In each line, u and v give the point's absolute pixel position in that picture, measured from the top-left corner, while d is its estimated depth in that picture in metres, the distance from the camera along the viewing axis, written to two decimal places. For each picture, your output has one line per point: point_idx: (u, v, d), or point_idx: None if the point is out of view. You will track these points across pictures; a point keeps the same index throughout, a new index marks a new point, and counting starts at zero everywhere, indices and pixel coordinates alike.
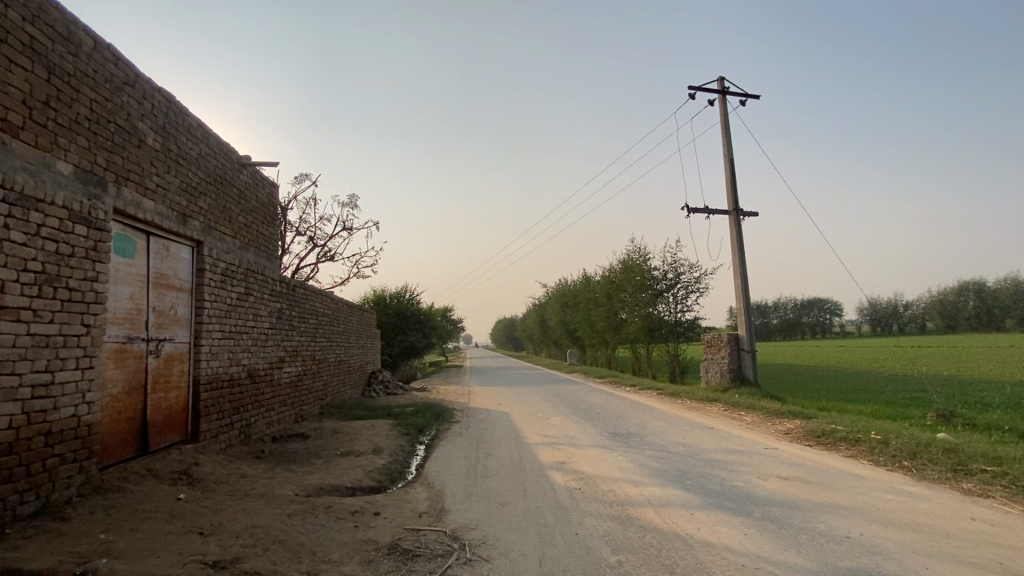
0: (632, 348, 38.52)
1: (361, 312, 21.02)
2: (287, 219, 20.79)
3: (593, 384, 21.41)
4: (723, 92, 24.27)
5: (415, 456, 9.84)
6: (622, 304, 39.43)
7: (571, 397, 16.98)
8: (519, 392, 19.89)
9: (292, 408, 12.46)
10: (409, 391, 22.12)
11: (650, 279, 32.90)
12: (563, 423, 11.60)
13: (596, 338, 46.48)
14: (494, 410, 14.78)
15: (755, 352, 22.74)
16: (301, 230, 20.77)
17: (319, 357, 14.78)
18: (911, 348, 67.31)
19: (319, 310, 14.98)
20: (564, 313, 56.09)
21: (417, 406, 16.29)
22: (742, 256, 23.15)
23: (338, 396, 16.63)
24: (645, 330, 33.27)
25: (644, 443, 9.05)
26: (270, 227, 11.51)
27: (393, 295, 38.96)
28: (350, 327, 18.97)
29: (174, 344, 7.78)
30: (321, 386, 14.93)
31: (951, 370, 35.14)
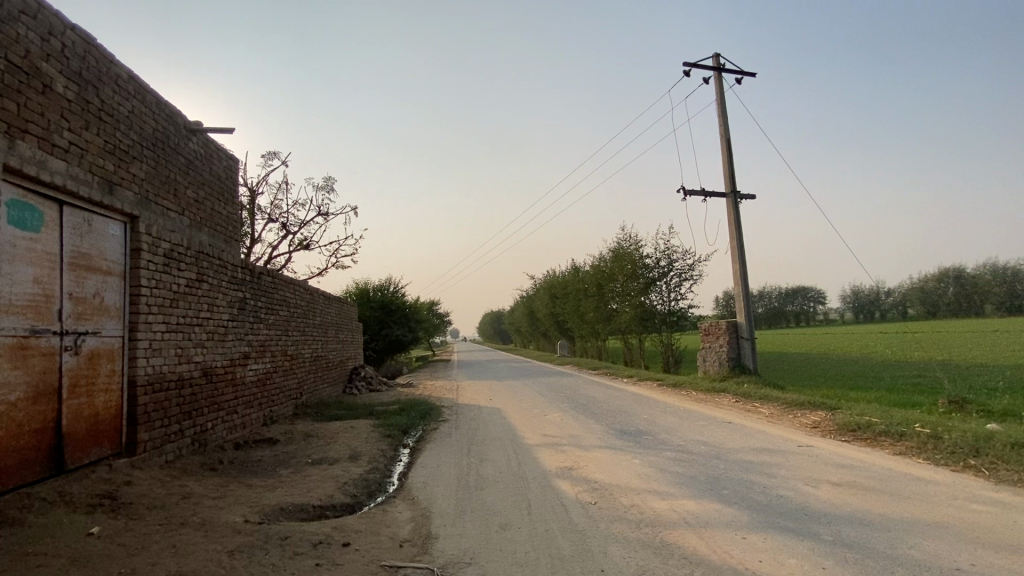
0: (624, 338, 37.57)
1: (340, 304, 19.61)
2: (255, 204, 19.16)
3: (588, 376, 20.33)
4: (718, 69, 23.17)
5: (397, 463, 8.61)
6: (613, 293, 38.40)
7: (567, 391, 15.86)
8: (511, 386, 18.71)
9: (260, 411, 11.13)
10: (393, 387, 20.77)
11: (642, 267, 31.85)
12: (563, 420, 10.46)
13: (587, 329, 45.45)
14: (485, 406, 13.59)
15: (755, 339, 21.86)
16: (272, 217, 19.13)
17: (291, 352, 13.41)
18: (896, 333, 67.74)
19: (290, 301, 13.58)
20: (553, 304, 54.97)
21: (401, 404, 15.00)
22: (740, 240, 22.21)
23: (315, 394, 15.28)
24: (638, 320, 32.29)
25: (660, 443, 7.95)
26: (228, 205, 10.09)
27: (376, 288, 37.35)
28: (328, 320, 17.57)
29: (100, 338, 6.42)
30: (295, 384, 13.57)
31: (944, 355, 34.88)
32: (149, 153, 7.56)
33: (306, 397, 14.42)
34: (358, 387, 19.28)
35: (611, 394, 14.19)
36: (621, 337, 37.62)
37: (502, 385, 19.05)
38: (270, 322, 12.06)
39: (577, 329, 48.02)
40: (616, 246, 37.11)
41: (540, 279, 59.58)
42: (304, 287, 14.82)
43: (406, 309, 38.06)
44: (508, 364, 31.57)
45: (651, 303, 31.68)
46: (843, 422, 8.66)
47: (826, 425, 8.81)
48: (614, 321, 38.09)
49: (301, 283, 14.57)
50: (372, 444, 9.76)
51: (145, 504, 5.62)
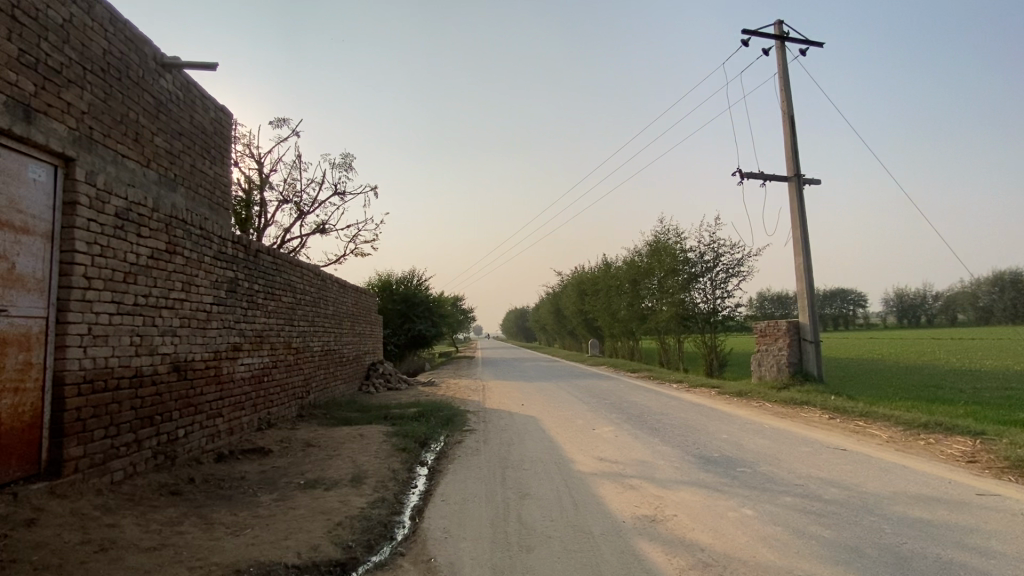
0: (660, 339, 35.14)
1: (358, 293, 17.87)
2: (268, 183, 17.53)
3: (628, 379, 18.20)
4: (781, 38, 20.58)
5: (412, 489, 6.67)
6: (649, 290, 35.96)
7: (610, 396, 13.79)
8: (543, 388, 16.73)
9: (254, 413, 9.41)
10: (413, 386, 19.00)
11: (683, 261, 29.37)
12: (619, 437, 8.40)
13: (619, 328, 43.05)
14: (518, 414, 11.64)
15: (819, 342, 19.31)
16: (285, 197, 17.47)
17: (298, 345, 11.69)
18: (950, 339, 63.30)
19: (297, 286, 11.85)
20: (582, 301, 52.71)
21: (421, 407, 13.14)
22: (803, 230, 19.72)
23: (326, 393, 13.58)
24: (678, 319, 29.87)
25: (766, 479, 5.84)
26: (214, 165, 8.33)
27: (399, 280, 35.82)
28: (343, 310, 15.87)
29: (6, 317, 4.70)
30: (301, 382, 11.85)
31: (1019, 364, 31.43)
32: (98, 82, 5.82)
33: (315, 396, 12.71)
34: (375, 386, 17.56)
35: (664, 402, 12.07)
36: (657, 337, 35.22)
37: (534, 387, 17.10)
38: (271, 309, 10.33)
39: (608, 328, 45.67)
40: (653, 240, 34.62)
41: (569, 275, 57.35)
42: (315, 271, 13.10)
43: (430, 304, 36.43)
44: (537, 363, 29.58)
45: (692, 301, 29.21)
46: (1011, 456, 6.41)
47: (985, 459, 6.56)
48: (650, 320, 35.68)
49: (311, 266, 12.86)
50: (382, 460, 7.88)
51: (32, 564, 3.76)
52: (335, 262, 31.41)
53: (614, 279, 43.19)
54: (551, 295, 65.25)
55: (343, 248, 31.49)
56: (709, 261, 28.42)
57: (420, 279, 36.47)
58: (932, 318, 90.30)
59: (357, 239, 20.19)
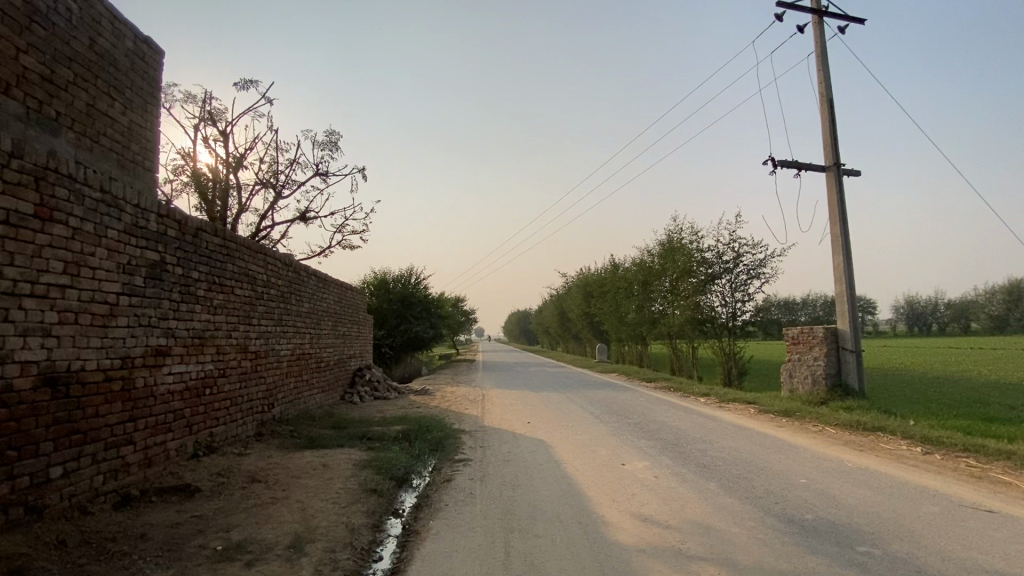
0: (672, 343, 33.00)
1: (342, 289, 15.84)
2: (243, 164, 15.44)
3: (646, 391, 16.11)
4: (819, 13, 18.49)
5: (373, 565, 4.62)
6: (661, 293, 33.85)
7: (630, 413, 11.73)
8: (550, 399, 14.65)
9: (189, 436, 7.37)
10: (404, 394, 16.95)
11: (700, 262, 27.24)
12: (657, 479, 6.36)
13: (627, 332, 40.93)
14: (522, 435, 9.59)
15: (860, 352, 17.18)
16: (262, 179, 15.40)
17: (258, 348, 9.63)
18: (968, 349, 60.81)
19: (259, 277, 9.81)
20: (588, 304, 50.62)
21: (408, 424, 11.07)
22: (843, 226, 17.62)
23: (296, 404, 11.53)
24: (692, 323, 27.73)
25: (910, 572, 3.78)
26: (129, 109, 6.33)
27: (395, 279, 33.79)
28: (323, 308, 13.84)
29: None
30: (262, 393, 9.80)
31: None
32: None
33: (281, 409, 10.65)
34: (360, 395, 15.48)
35: (699, 423, 9.99)
36: (669, 342, 33.14)
37: (539, 398, 15.07)
38: (221, 303, 8.29)
39: (615, 332, 43.53)
40: (666, 239, 32.51)
41: (574, 277, 55.32)
42: (284, 261, 11.05)
43: (428, 303, 34.41)
44: (541, 368, 27.53)
45: (709, 304, 27.09)
46: None
47: None
48: (661, 324, 33.60)
49: (280, 254, 10.81)
50: (342, 510, 5.83)
51: None
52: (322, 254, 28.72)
53: (622, 280, 41.09)
54: (554, 296, 63.18)
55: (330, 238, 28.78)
56: (728, 262, 26.28)
57: (418, 277, 34.46)
58: (945, 326, 87.77)
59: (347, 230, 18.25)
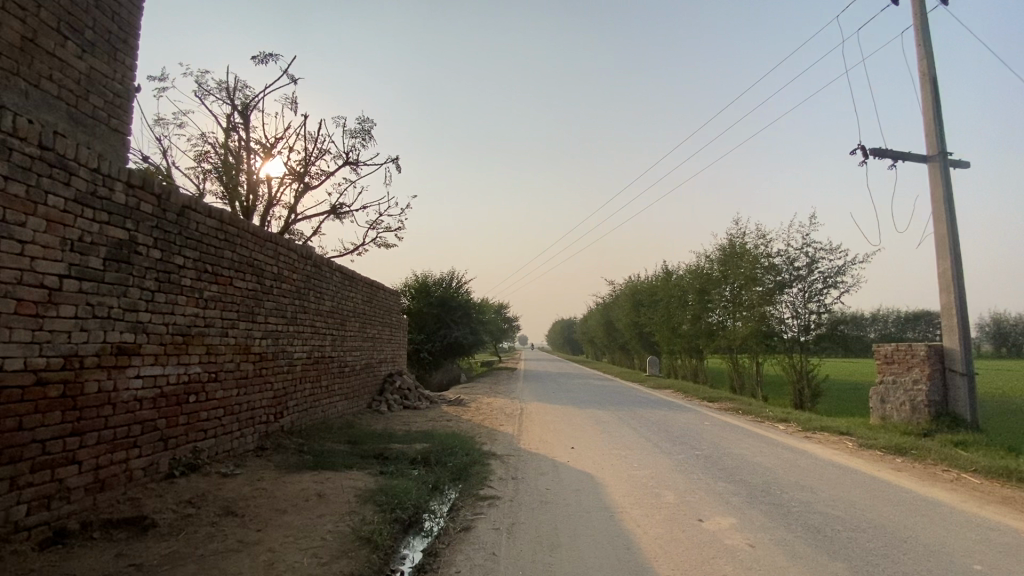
0: (732, 358, 30.19)
1: (373, 289, 14.66)
2: (272, 152, 14.52)
3: (710, 412, 14.05)
4: None
5: None
6: (720, 302, 31.18)
7: (695, 440, 9.81)
8: (597, 417, 12.85)
9: (164, 451, 6.17)
10: (437, 404, 15.63)
11: (767, 268, 24.91)
12: (750, 545, 4.62)
13: (681, 345, 38.19)
14: (565, 463, 7.97)
15: (973, 376, 14.21)
16: (290, 168, 14.51)
17: (264, 349, 8.44)
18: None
19: (269, 269, 8.65)
20: (637, 313, 48.03)
21: (432, 441, 9.62)
22: (950, 225, 14.88)
23: (312, 414, 10.30)
24: (761, 336, 25.24)
25: None
26: (89, 53, 5.17)
27: (436, 282, 32.81)
28: (349, 308, 12.65)
29: None
30: (268, 401, 8.60)
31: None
32: None
33: (292, 419, 9.42)
34: (387, 404, 14.17)
35: (786, 458, 8.04)
36: (729, 357, 30.38)
37: (584, 415, 13.32)
38: (214, 296, 7.12)
39: (668, 344, 40.82)
40: (728, 245, 29.99)
41: (623, 285, 52.85)
42: (302, 253, 9.90)
43: (469, 308, 33.22)
44: (588, 380, 25.61)
45: (778, 315, 24.49)
46: None
47: None
48: (720, 337, 30.89)
49: (297, 245, 9.66)
50: (324, 565, 4.44)
51: None
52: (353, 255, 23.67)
53: (676, 289, 38.43)
54: (602, 305, 60.76)
55: (363, 236, 23.74)
56: (801, 269, 23.61)
57: (459, 281, 33.36)
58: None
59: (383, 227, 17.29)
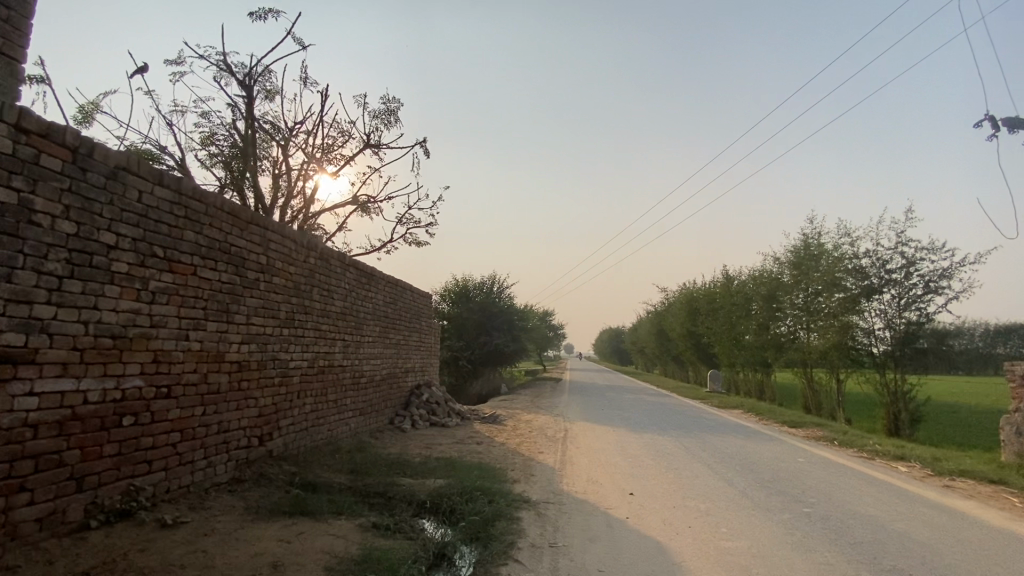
0: (807, 374, 26.80)
1: (399, 289, 13.01)
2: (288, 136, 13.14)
3: (799, 442, 11.49)
4: None
5: None
6: (791, 310, 27.89)
7: (794, 488, 7.43)
8: (658, 446, 10.58)
9: (76, 494, 4.60)
10: (470, 420, 13.80)
11: (851, 271, 21.86)
12: None
13: (744, 357, 34.81)
14: (624, 520, 5.91)
15: None
16: (307, 154, 13.10)
17: (245, 357, 6.84)
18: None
19: (254, 258, 7.04)
20: (693, 322, 44.73)
21: (451, 475, 7.72)
22: None
23: (314, 434, 8.66)
24: (844, 350, 22.01)
25: None
26: None
27: (477, 286, 31.27)
28: (368, 310, 11.00)
29: None
30: (250, 420, 6.99)
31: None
32: None
33: (284, 442, 7.80)
34: (410, 419, 12.41)
35: (945, 530, 5.63)
36: (802, 373, 27.07)
37: (641, 442, 11.09)
38: (167, 288, 5.55)
39: (729, 356, 37.43)
40: (801, 246, 26.82)
41: (677, 292, 49.62)
42: (303, 241, 8.28)
43: (512, 314, 31.50)
44: (641, 395, 23.16)
45: (866, 326, 21.23)
46: None
47: None
48: (791, 350, 27.58)
49: (295, 232, 8.05)
50: None
51: None
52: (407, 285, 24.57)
53: (740, 296, 35.23)
54: (653, 313, 57.51)
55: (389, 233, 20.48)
56: (895, 272, 20.25)
57: (501, 285, 31.71)
58: None
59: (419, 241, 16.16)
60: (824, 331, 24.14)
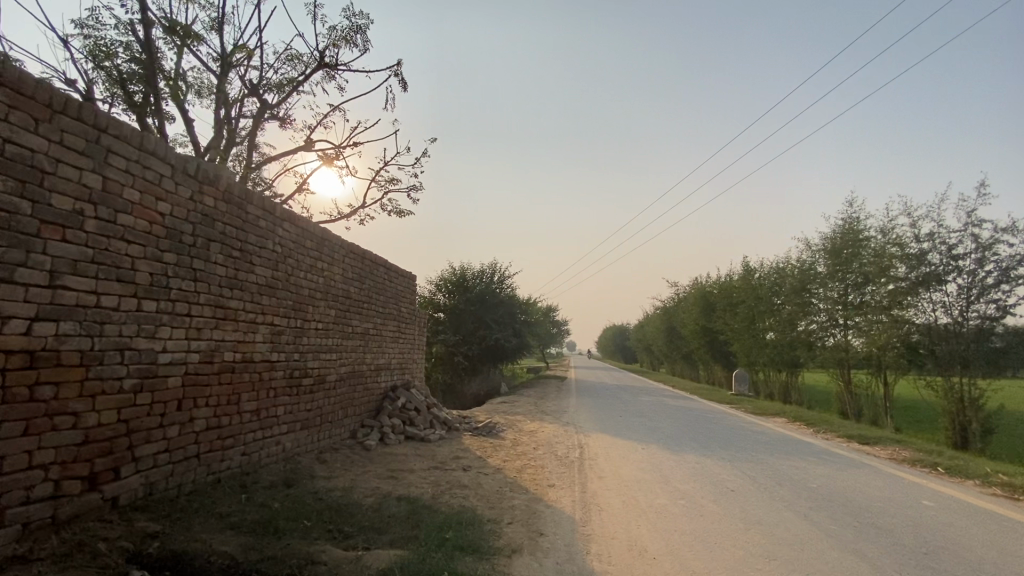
0: (846, 376, 23.86)
1: (368, 263, 9.98)
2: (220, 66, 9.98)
3: (898, 471, 8.56)
4: None
5: None
6: (826, 305, 24.97)
7: (973, 572, 4.53)
8: (713, 475, 7.65)
9: None
10: (459, 430, 10.83)
11: (906, 257, 18.87)
12: None
13: (768, 357, 31.83)
14: None
15: None
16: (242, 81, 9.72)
17: (44, 346, 3.95)
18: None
19: (72, 176, 4.13)
20: (708, 318, 41.76)
21: (412, 538, 4.82)
22: None
23: (210, 463, 5.77)
24: (897, 349, 19.12)
25: None
26: None
27: (475, 276, 28.37)
28: (317, 285, 8.04)
29: None
30: (58, 453, 4.12)
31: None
32: None
33: (144, 481, 4.92)
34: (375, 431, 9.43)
35: None
36: (840, 375, 24.10)
37: (687, 467, 8.18)
38: None
39: (749, 355, 34.49)
40: (841, 233, 23.80)
41: (690, 286, 46.64)
42: (183, 168, 5.30)
43: (514, 307, 28.60)
44: (661, 398, 20.23)
45: (926, 321, 18.26)
46: None
47: None
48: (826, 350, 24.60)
49: (168, 151, 5.09)
50: None
51: None
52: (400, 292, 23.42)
53: (763, 289, 32.22)
54: (663, 309, 54.47)
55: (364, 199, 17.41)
56: (964, 258, 17.20)
57: (503, 275, 28.82)
58: None
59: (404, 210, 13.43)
60: (871, 327, 21.21)
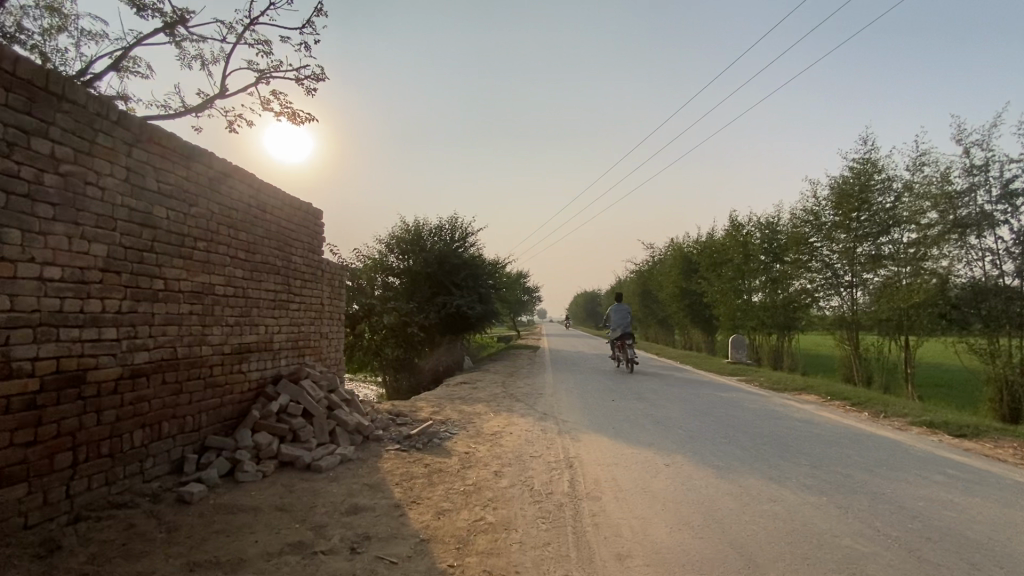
0: (853, 340, 21.01)
1: (202, 172, 5.75)
2: None
3: None
4: None
5: None
6: (832, 260, 21.96)
7: None
8: (831, 542, 4.05)
9: None
10: (381, 443, 6.95)
11: (949, 198, 15.66)
12: None
13: (758, 321, 28.94)
14: None
15: None
16: None
17: None
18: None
19: None
20: (689, 279, 38.78)
21: None
22: None
23: None
24: (930, 308, 16.14)
25: None
26: None
27: (432, 232, 24.04)
28: (30, 188, 3.88)
29: None
30: None
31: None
32: None
33: None
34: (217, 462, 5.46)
35: None
36: (846, 339, 21.24)
37: (767, 519, 4.56)
38: None
39: (735, 318, 31.69)
40: (855, 175, 20.48)
41: (669, 247, 43.44)
42: None
43: (477, 269, 24.56)
44: (652, 371, 16.84)
45: (970, 273, 15.23)
46: None
47: None
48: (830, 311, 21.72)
49: None
50: None
51: None
52: (332, 249, 18.75)
53: (754, 246, 29.04)
54: (638, 273, 51.39)
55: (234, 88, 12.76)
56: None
57: (464, 232, 24.65)
58: None
59: (302, 115, 9.19)
60: (892, 283, 18.22)
